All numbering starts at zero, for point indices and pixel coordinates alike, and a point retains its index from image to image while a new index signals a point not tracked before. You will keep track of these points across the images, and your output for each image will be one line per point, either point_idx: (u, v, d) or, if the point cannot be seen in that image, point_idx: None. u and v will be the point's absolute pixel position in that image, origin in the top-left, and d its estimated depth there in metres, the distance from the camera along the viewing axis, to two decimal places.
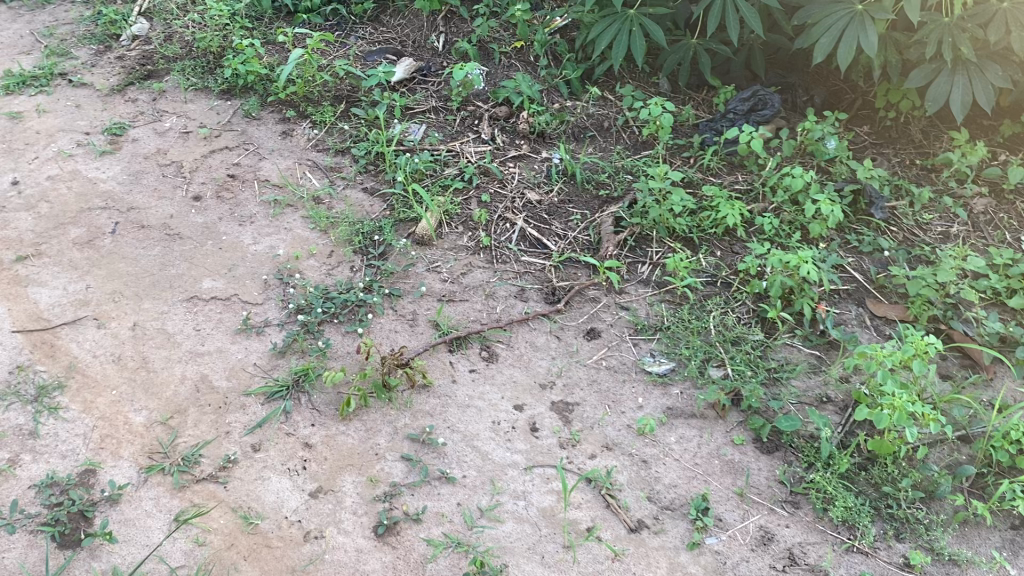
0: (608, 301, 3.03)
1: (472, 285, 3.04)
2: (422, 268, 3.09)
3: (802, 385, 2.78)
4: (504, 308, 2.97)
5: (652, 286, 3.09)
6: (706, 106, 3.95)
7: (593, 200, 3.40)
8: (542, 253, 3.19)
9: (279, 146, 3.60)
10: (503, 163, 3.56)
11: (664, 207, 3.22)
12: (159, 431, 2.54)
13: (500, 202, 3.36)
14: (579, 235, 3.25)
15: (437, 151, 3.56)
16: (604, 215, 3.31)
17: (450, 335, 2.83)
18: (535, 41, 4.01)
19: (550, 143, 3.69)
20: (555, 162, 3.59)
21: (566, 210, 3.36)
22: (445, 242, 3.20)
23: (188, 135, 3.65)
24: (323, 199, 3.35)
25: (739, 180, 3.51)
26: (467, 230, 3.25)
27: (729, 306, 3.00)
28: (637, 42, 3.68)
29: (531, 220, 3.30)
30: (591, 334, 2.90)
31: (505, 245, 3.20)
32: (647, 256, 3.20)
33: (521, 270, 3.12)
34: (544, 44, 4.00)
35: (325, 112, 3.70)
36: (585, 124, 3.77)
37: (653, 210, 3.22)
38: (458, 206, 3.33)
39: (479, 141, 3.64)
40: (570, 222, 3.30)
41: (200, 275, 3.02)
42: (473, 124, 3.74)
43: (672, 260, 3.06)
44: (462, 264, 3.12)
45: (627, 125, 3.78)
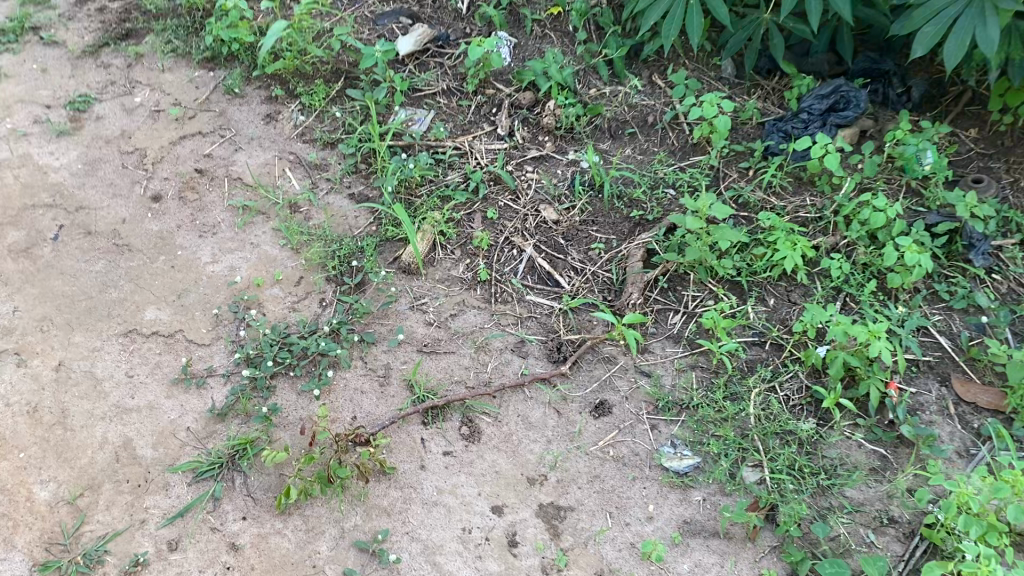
0: (626, 363, 2.46)
1: (462, 333, 2.50)
2: (404, 306, 2.55)
3: (859, 498, 2.21)
4: (496, 366, 2.43)
5: (681, 345, 2.50)
6: (778, 96, 3.23)
7: (622, 222, 2.79)
8: (552, 292, 2.61)
9: (260, 133, 3.08)
10: (519, 166, 2.99)
11: (707, 244, 2.59)
12: (65, 513, 2.12)
13: (510, 221, 2.79)
14: (600, 269, 2.66)
15: (443, 148, 3.01)
16: (633, 244, 2.70)
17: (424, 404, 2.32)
18: (572, 9, 3.31)
19: (579, 143, 3.06)
20: (582, 168, 2.97)
21: (588, 233, 2.76)
22: (435, 272, 2.65)
23: (160, 114, 3.15)
24: (300, 206, 2.83)
25: (807, 203, 2.86)
26: (464, 257, 2.69)
27: (776, 381, 2.41)
28: (695, 19, 2.98)
29: (543, 247, 2.71)
30: (598, 410, 2.35)
31: (508, 278, 2.63)
32: (680, 304, 2.60)
33: (523, 315, 2.55)
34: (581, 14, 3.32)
35: (317, 91, 3.14)
36: (625, 119, 3.12)
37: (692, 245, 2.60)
38: (458, 224, 2.77)
39: (493, 137, 3.08)
40: (590, 251, 2.71)
41: (145, 303, 2.56)
42: (491, 112, 3.16)
43: (710, 317, 2.48)
44: (452, 303, 2.57)
45: (676, 121, 3.09)
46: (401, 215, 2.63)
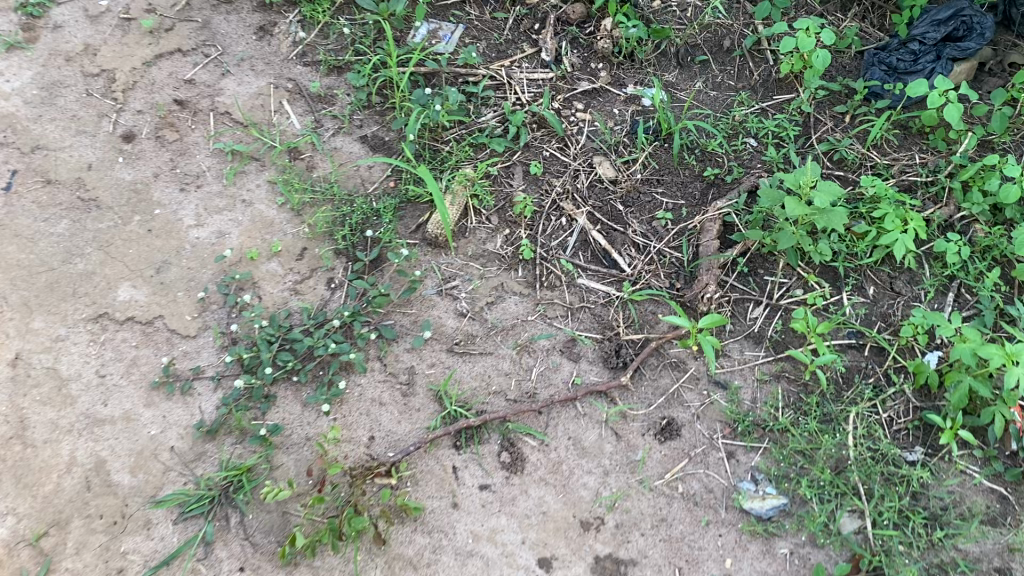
0: (698, 371, 2.04)
1: (502, 328, 2.10)
2: (431, 290, 2.14)
3: (974, 554, 1.83)
4: (541, 373, 2.04)
5: (763, 347, 2.09)
6: (879, 15, 2.67)
7: (692, 182, 2.31)
8: (608, 275, 2.18)
9: (251, 53, 2.53)
10: (567, 102, 2.46)
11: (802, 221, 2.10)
12: (26, 556, 1.77)
13: (557, 179, 2.31)
14: (666, 247, 2.21)
15: (476, 78, 2.46)
16: (708, 215, 2.22)
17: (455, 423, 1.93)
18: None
19: (641, 74, 2.51)
20: (645, 108, 2.45)
21: (651, 197, 2.30)
22: (467, 247, 2.21)
23: (130, 23, 2.58)
24: (302, 153, 2.34)
25: (917, 161, 2.35)
26: (502, 227, 2.24)
27: (879, 399, 2.01)
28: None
29: (597, 216, 2.26)
30: (664, 433, 1.96)
31: (555, 255, 2.21)
32: (762, 293, 2.16)
33: (574, 305, 2.14)
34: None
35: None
36: (696, 43, 2.56)
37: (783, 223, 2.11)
38: (495, 182, 2.30)
39: (536, 64, 2.52)
40: (654, 222, 2.25)
41: (117, 279, 2.12)
42: (533, 30, 2.59)
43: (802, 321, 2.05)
44: (486, 289, 2.15)
45: (758, 48, 2.56)
46: (427, 177, 2.11)
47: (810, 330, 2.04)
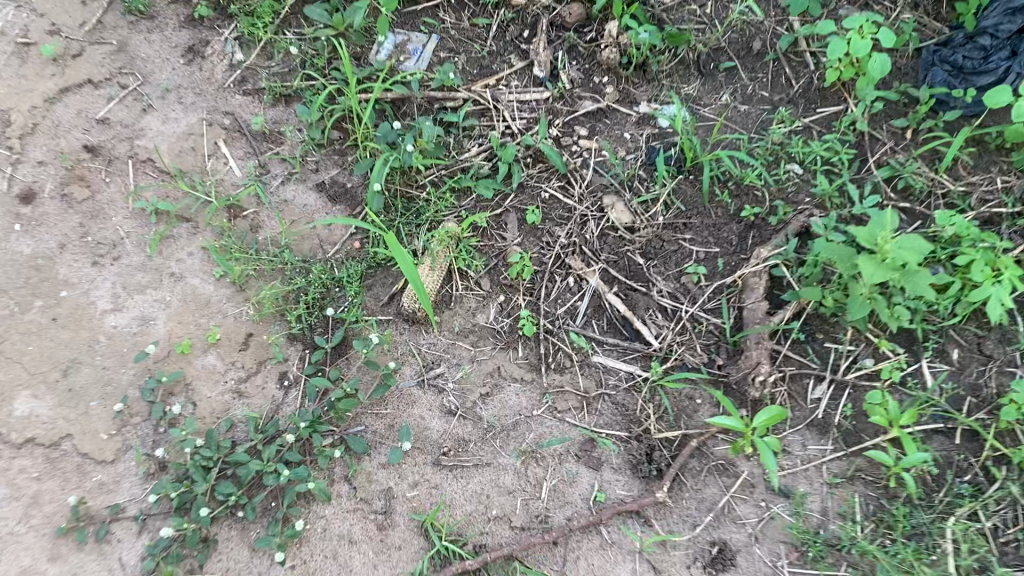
0: (751, 476, 1.63)
1: (501, 430, 1.67)
2: (411, 381, 1.71)
3: None
4: (554, 488, 1.61)
5: (831, 440, 1.68)
6: None
7: (727, 224, 1.88)
8: (631, 351, 1.75)
9: (177, 81, 2.05)
10: (568, 127, 2.02)
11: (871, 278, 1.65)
12: None
13: (560, 227, 1.87)
14: (701, 310, 1.78)
15: (455, 103, 2.01)
16: (753, 269, 1.78)
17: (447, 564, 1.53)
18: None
19: (655, 86, 2.07)
20: (663, 130, 2.02)
21: (677, 245, 1.86)
22: (452, 322, 1.77)
23: (29, 50, 2.01)
24: (243, 209, 1.88)
25: (1000, 186, 1.89)
26: (495, 294, 1.80)
27: (982, 504, 1.57)
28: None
29: (614, 275, 1.82)
30: (715, 563, 1.55)
31: (564, 327, 1.77)
32: (823, 367, 1.74)
33: (590, 392, 1.71)
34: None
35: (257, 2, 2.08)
36: (721, 44, 2.10)
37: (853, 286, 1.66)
38: (484, 236, 1.86)
39: (527, 79, 2.08)
40: (684, 279, 1.82)
41: (12, 388, 1.66)
42: (521, 38, 2.12)
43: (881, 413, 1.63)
44: (478, 378, 1.72)
45: (795, 49, 2.08)
46: (400, 253, 1.65)
47: (892, 424, 1.62)
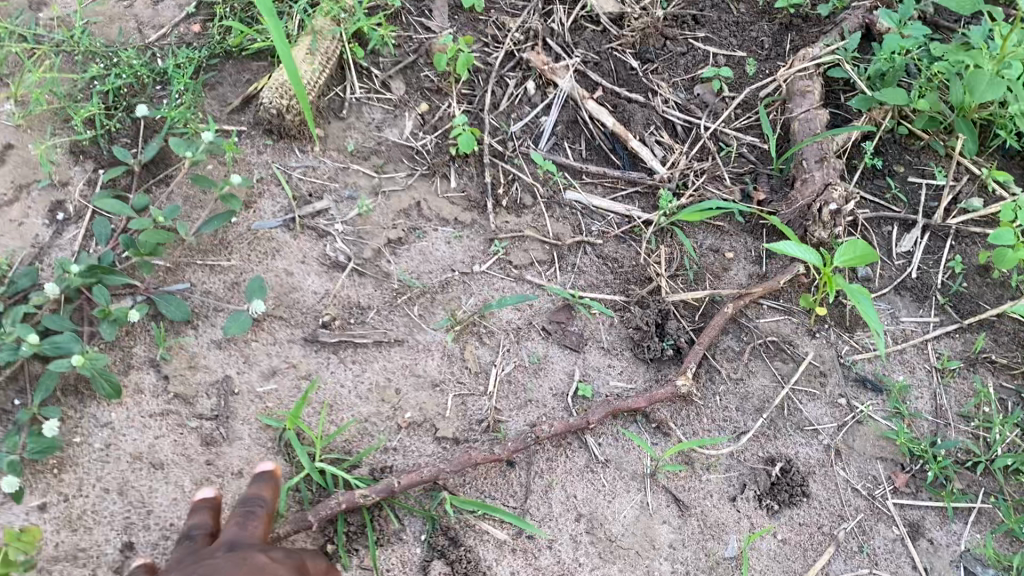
0: (821, 361, 1.02)
1: (421, 291, 1.03)
2: (274, 221, 1.05)
3: None
4: (507, 379, 0.98)
5: (935, 309, 1.07)
6: None
7: (756, 23, 1.29)
8: (623, 187, 1.14)
9: None
10: None
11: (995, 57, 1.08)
12: None
13: (512, 17, 1.24)
14: (727, 127, 1.19)
15: None
16: (798, 66, 1.20)
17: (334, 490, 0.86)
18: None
19: None
20: None
21: (686, 46, 1.26)
22: (344, 137, 1.13)
23: None
24: None
25: None
26: (413, 102, 1.17)
27: None
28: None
29: (597, 80, 1.21)
30: (777, 492, 0.93)
31: (520, 149, 1.15)
32: (912, 211, 1.15)
33: (563, 240, 1.08)
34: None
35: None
36: None
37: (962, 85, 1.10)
38: (396, 22, 1.21)
39: None
40: (697, 89, 1.22)
41: None
42: None
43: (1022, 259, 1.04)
44: (384, 218, 1.07)
45: None
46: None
47: None
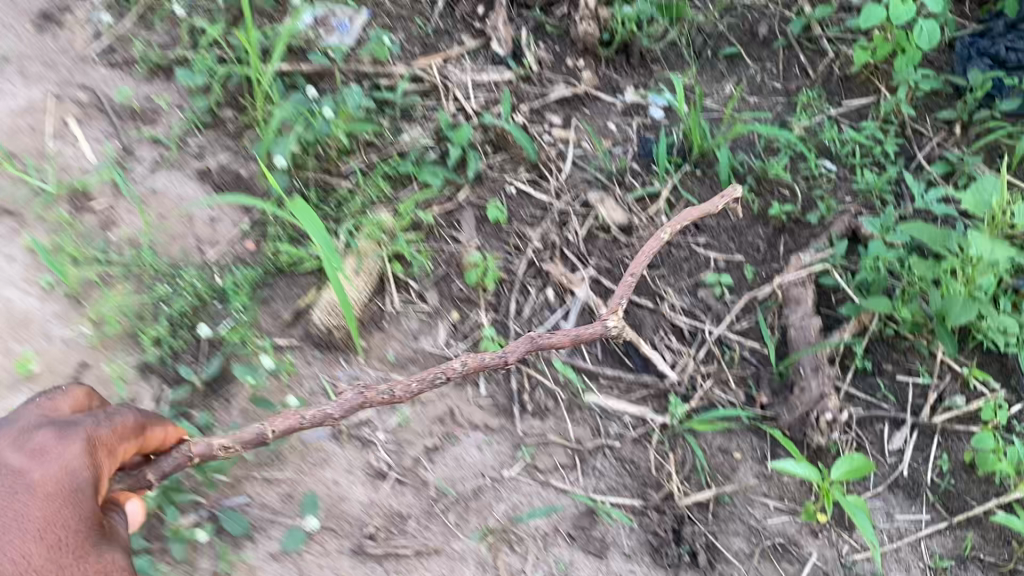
0: (823, 560, 1.13)
1: (457, 500, 1.13)
2: (321, 432, 1.15)
3: None
4: None
5: (925, 507, 1.18)
6: None
7: (750, 227, 1.43)
8: (637, 389, 1.24)
9: (19, 50, 1.54)
10: (537, 114, 1.58)
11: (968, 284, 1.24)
12: None
13: (532, 228, 1.40)
14: (729, 331, 1.31)
15: (390, 80, 1.57)
16: (793, 274, 1.33)
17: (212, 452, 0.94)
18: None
19: (643, 75, 1.67)
20: (656, 122, 1.61)
21: (689, 250, 1.39)
22: (384, 348, 1.25)
23: None
24: (93, 200, 1.36)
25: None
26: (445, 311, 1.30)
27: None
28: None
29: (610, 284, 1.33)
30: None
31: (542, 354, 1.25)
32: (901, 409, 1.26)
33: (584, 444, 1.19)
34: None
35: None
36: (720, 31, 1.73)
37: (940, 294, 1.24)
38: (430, 236, 1.37)
39: (484, 59, 1.65)
40: (701, 291, 1.35)
41: None
42: (475, 14, 1.71)
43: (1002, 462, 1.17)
44: (422, 426, 1.18)
45: (808, 35, 1.74)
46: (303, 210, 1.15)
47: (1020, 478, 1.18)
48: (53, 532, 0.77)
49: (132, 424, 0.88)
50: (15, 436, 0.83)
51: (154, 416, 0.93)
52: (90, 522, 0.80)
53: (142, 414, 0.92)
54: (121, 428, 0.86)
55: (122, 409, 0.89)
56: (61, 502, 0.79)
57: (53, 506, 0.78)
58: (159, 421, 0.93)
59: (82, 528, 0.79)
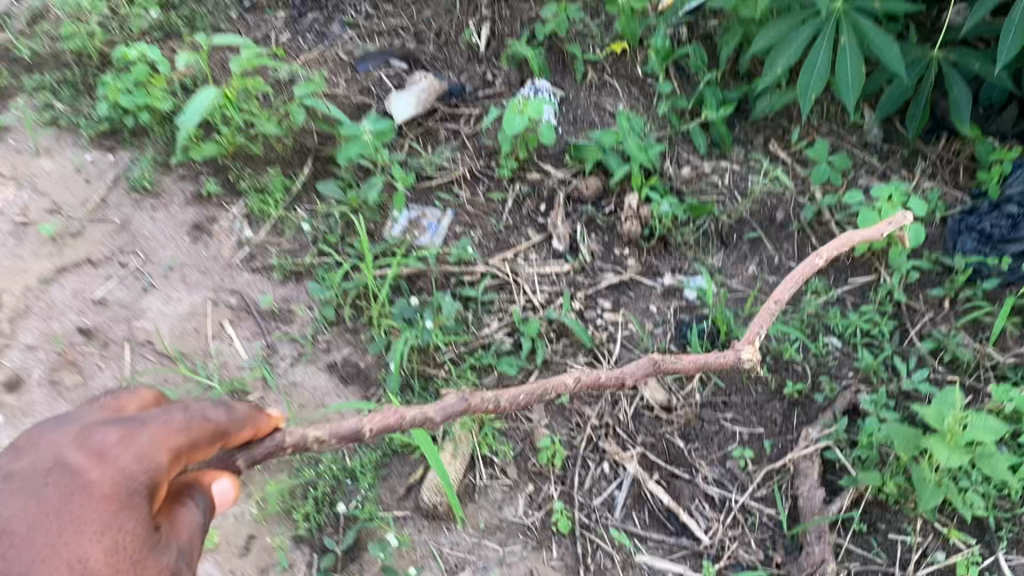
0: None
1: None
2: None
3: None
4: None
5: None
6: (953, 170, 2.22)
7: (769, 402, 1.75)
8: (678, 549, 1.59)
9: (182, 259, 1.96)
10: (590, 300, 1.94)
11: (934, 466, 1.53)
12: None
13: (590, 405, 1.72)
14: (752, 498, 1.64)
15: (473, 276, 1.96)
16: (801, 450, 1.67)
17: (307, 442, 1.09)
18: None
19: (678, 259, 2.02)
20: (691, 303, 1.94)
21: (718, 425, 1.72)
22: (476, 517, 1.59)
23: (25, 227, 1.94)
24: (248, 394, 1.75)
25: None
26: (523, 483, 1.63)
27: None
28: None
29: (653, 458, 1.68)
30: None
31: (600, 521, 1.60)
32: (892, 564, 1.57)
33: None
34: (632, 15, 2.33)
35: (256, 113, 2.10)
36: (744, 218, 2.08)
37: (917, 473, 1.53)
38: (507, 416, 1.70)
39: (546, 254, 2.03)
40: (728, 460, 1.69)
41: None
42: (538, 210, 2.11)
43: None
44: None
45: (819, 220, 2.09)
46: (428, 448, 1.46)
47: None
48: (108, 537, 0.85)
49: (204, 427, 0.96)
50: (81, 434, 0.91)
51: (237, 420, 1.01)
52: (145, 533, 0.88)
53: (224, 417, 1.00)
54: (191, 433, 0.94)
55: (188, 413, 0.96)
56: (120, 498, 0.87)
57: (114, 504, 0.87)
58: (241, 424, 1.02)
59: (136, 528, 0.87)
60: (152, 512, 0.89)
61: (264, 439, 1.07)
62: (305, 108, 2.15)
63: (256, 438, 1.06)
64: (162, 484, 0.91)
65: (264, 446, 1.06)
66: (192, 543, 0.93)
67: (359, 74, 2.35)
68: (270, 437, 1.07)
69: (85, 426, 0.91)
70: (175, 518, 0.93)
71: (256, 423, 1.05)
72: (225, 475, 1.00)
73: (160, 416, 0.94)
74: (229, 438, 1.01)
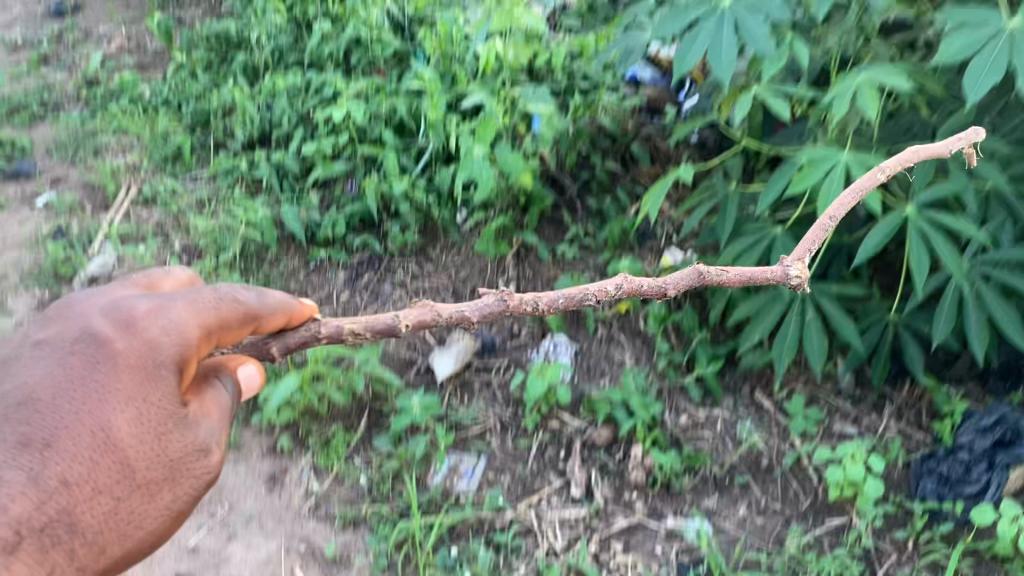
0: None
1: None
2: None
3: None
4: None
5: None
6: (916, 412, 2.59)
7: None
8: None
9: (260, 508, 2.32)
10: (604, 543, 2.28)
11: None
12: None
13: None
14: None
15: (503, 523, 2.29)
16: None
17: (341, 333, 1.43)
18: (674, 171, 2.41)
19: (677, 503, 2.37)
20: (690, 544, 2.27)
21: None
22: None
23: None
24: None
25: None
26: None
27: None
28: (871, 102, 2.05)
29: None
30: None
31: None
32: None
33: None
34: (631, 284, 2.87)
35: (329, 385, 2.46)
36: (734, 464, 2.45)
37: None
38: None
39: (567, 497, 2.38)
40: None
41: None
42: (559, 457, 2.47)
43: None
44: None
45: (799, 465, 2.45)
46: None
47: None
48: (134, 403, 1.23)
49: (234, 315, 1.32)
50: (108, 315, 1.28)
51: (268, 306, 1.37)
52: (161, 397, 1.25)
53: (255, 302, 1.36)
54: (204, 314, 1.30)
55: (202, 300, 1.31)
56: (146, 369, 1.24)
57: (140, 375, 1.24)
58: (273, 312, 1.39)
59: (159, 401, 1.25)
60: (178, 388, 1.27)
61: (299, 328, 1.44)
62: (365, 373, 2.53)
63: (292, 327, 1.44)
64: (187, 362, 1.29)
65: (296, 335, 1.43)
66: (215, 416, 1.35)
67: (406, 329, 2.80)
68: (307, 325, 1.44)
69: (113, 303, 1.30)
70: (202, 400, 1.35)
71: (290, 311, 1.41)
72: (252, 364, 1.46)
73: (184, 304, 1.30)
74: (261, 323, 1.37)
